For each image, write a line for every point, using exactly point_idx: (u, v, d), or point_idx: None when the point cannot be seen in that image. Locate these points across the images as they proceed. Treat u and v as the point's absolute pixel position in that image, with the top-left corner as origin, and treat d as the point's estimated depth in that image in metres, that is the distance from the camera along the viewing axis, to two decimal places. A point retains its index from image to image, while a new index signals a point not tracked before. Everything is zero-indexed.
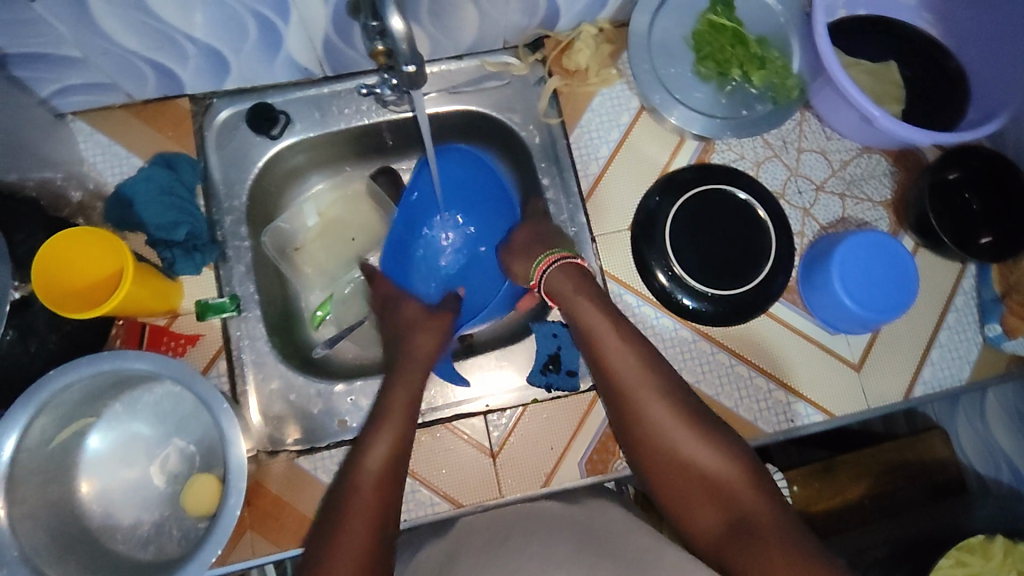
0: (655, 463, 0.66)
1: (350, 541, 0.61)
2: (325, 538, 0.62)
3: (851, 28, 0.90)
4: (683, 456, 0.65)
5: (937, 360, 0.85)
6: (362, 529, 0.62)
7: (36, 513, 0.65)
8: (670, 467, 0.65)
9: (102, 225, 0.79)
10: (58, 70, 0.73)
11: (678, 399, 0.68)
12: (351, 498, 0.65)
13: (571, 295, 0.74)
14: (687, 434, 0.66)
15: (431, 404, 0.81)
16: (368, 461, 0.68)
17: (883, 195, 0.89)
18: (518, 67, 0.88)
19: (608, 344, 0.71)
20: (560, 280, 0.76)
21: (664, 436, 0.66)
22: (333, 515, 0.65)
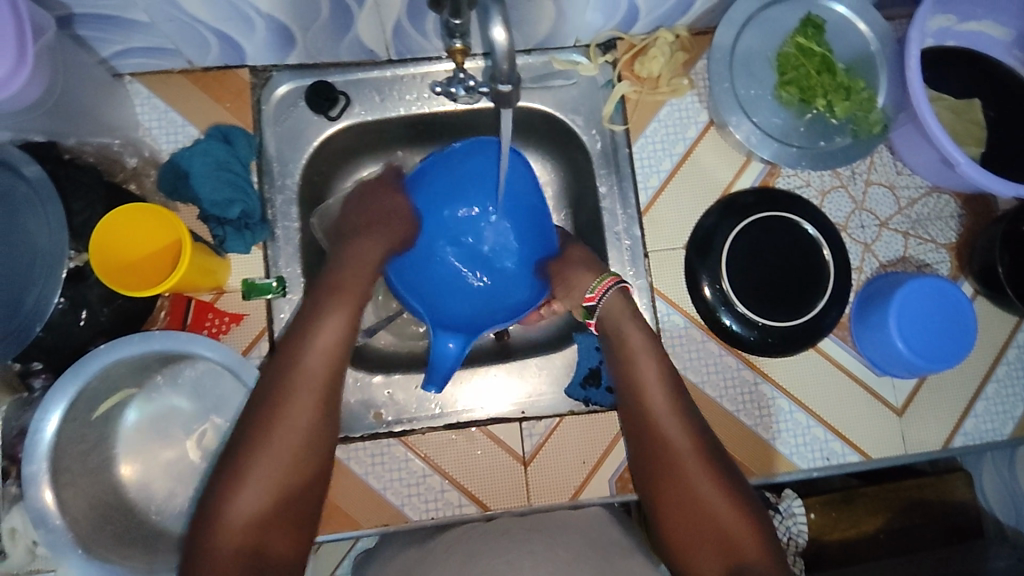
0: (671, 507, 0.66)
1: (282, 436, 0.63)
2: (256, 432, 0.63)
3: (936, 62, 0.86)
4: (705, 512, 0.64)
5: (981, 413, 0.84)
6: (300, 427, 0.63)
7: (77, 481, 0.66)
8: (686, 517, 0.64)
9: (155, 193, 0.79)
10: (122, 34, 0.72)
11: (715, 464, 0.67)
12: (283, 404, 0.64)
13: (623, 316, 0.74)
14: (695, 458, 0.67)
15: (431, 411, 0.81)
16: (310, 365, 0.66)
17: (948, 238, 0.86)
18: (587, 67, 0.85)
19: (643, 371, 0.71)
20: (618, 305, 0.75)
21: (665, 453, 0.67)
22: (268, 405, 0.64)
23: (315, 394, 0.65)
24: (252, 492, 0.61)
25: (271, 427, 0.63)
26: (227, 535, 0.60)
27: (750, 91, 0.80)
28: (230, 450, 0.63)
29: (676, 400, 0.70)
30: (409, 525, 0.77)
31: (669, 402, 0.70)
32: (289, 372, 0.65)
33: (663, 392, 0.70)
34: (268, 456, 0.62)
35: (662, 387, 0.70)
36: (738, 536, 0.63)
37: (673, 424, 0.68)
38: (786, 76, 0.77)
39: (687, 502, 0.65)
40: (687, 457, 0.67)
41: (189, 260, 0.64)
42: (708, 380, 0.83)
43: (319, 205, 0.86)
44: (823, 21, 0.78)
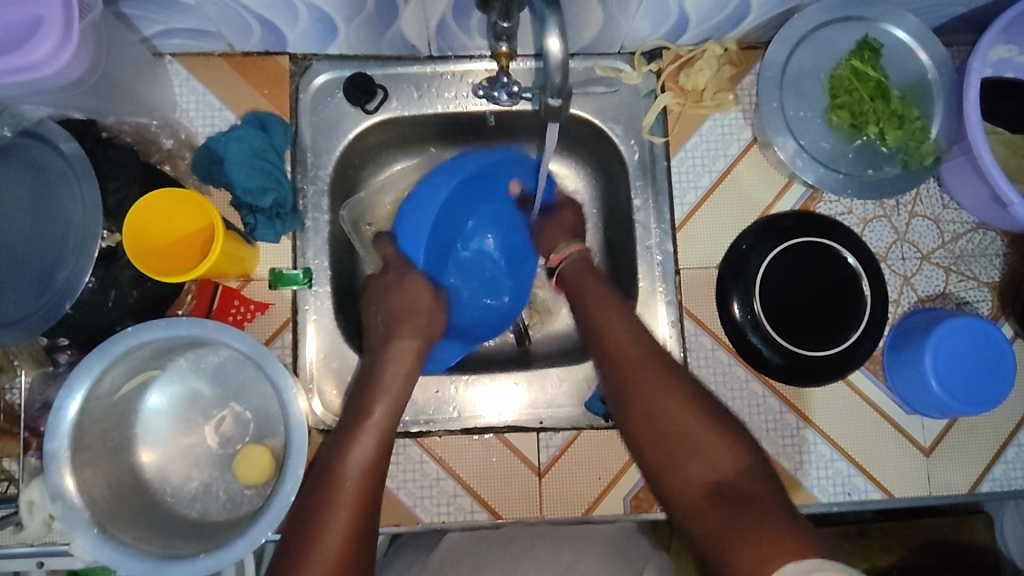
0: (641, 430, 0.63)
1: (339, 512, 0.59)
2: (314, 509, 0.60)
3: (994, 93, 0.83)
4: (672, 425, 0.61)
5: (1011, 459, 0.82)
6: (394, 389, 0.70)
7: (95, 460, 0.66)
8: (658, 435, 0.61)
9: (188, 175, 0.79)
10: (167, 14, 0.71)
11: (674, 377, 0.64)
12: (338, 474, 0.62)
13: (582, 277, 0.77)
14: (672, 394, 0.63)
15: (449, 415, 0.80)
16: (372, 414, 0.67)
17: (991, 276, 0.83)
18: (630, 75, 0.83)
19: (609, 322, 0.70)
20: (577, 265, 0.79)
21: (641, 394, 0.64)
22: (322, 479, 0.62)
23: (368, 456, 0.63)
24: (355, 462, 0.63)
25: (325, 504, 0.60)
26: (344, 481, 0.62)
27: (799, 112, 0.78)
28: (293, 533, 0.59)
29: (646, 348, 0.68)
30: (419, 527, 0.77)
31: (639, 349, 0.67)
32: (345, 437, 0.65)
33: (632, 343, 0.68)
34: (331, 526, 0.59)
35: (617, 326, 0.70)
36: (710, 445, 0.59)
37: (627, 347, 0.68)
38: (838, 99, 0.75)
39: (657, 417, 0.62)
40: (663, 393, 0.63)
41: (216, 256, 0.64)
42: (731, 405, 0.81)
43: (351, 198, 0.85)
44: (880, 45, 0.76)
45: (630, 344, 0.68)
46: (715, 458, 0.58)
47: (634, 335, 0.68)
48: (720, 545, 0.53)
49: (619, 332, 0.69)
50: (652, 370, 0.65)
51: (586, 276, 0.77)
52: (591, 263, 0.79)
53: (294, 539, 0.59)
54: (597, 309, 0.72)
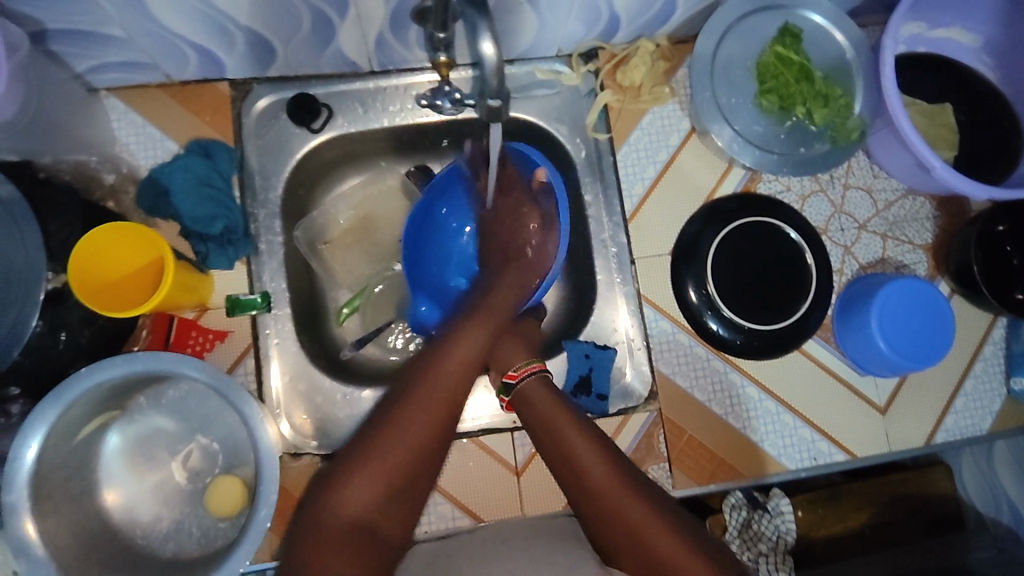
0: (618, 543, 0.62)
1: (404, 423, 0.62)
2: (389, 412, 0.63)
3: (910, 69, 0.89)
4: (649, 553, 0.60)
5: (960, 408, 0.86)
6: (463, 348, 0.69)
7: (60, 509, 0.64)
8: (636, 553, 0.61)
9: (134, 210, 0.77)
10: (98, 49, 0.70)
11: (656, 504, 0.63)
12: (393, 432, 0.62)
13: (545, 400, 0.70)
14: (642, 505, 0.62)
15: None
16: (442, 367, 0.66)
17: (924, 239, 0.88)
18: (569, 76, 0.86)
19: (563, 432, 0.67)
20: (537, 390, 0.71)
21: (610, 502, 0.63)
22: (412, 379, 0.66)
23: (463, 367, 0.67)
24: (410, 417, 0.63)
25: (409, 401, 0.63)
26: (404, 437, 0.62)
27: (731, 100, 0.82)
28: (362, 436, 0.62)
29: (606, 451, 0.66)
30: None
31: (598, 455, 0.65)
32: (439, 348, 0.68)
33: (594, 452, 0.65)
34: (397, 438, 0.61)
35: (582, 446, 0.66)
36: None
37: (592, 464, 0.64)
38: (766, 84, 0.80)
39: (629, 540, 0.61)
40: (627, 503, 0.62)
41: (159, 301, 0.62)
42: (696, 385, 0.83)
43: (305, 217, 0.85)
44: (800, 30, 0.80)
45: (599, 464, 0.64)
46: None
47: (600, 453, 0.65)
48: None
49: (584, 449, 0.65)
50: (612, 477, 0.64)
51: (543, 394, 0.70)
52: (550, 385, 0.72)
53: (359, 445, 0.62)
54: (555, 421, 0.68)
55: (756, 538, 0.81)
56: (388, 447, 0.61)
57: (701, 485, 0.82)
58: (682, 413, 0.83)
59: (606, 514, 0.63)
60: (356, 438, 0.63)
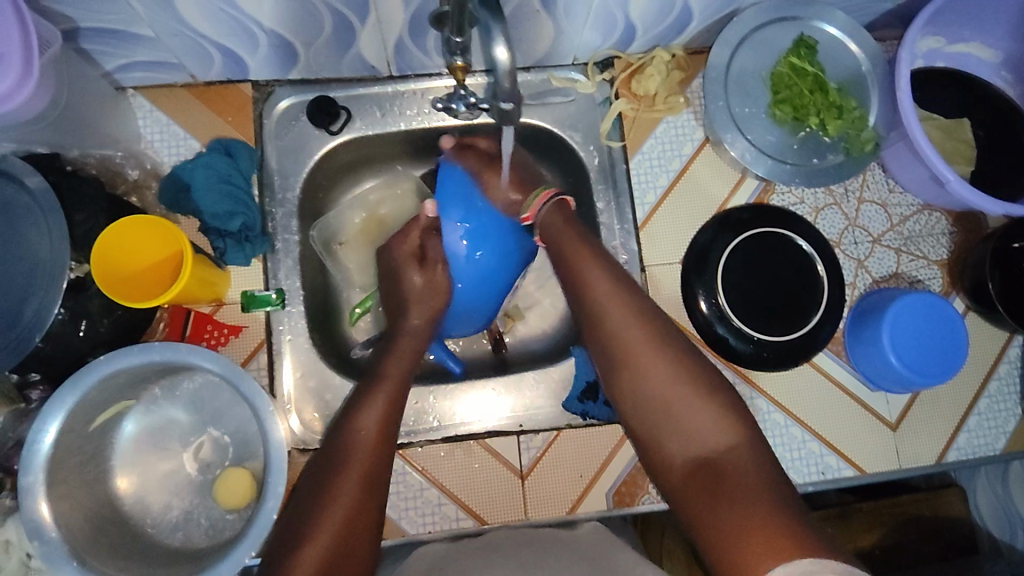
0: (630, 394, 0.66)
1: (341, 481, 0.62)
2: (325, 478, 0.63)
3: (928, 84, 0.89)
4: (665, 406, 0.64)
5: (974, 428, 0.85)
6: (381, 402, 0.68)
7: (74, 493, 0.66)
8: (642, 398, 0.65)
9: (156, 205, 0.79)
10: (128, 48, 0.72)
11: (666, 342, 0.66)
12: (325, 501, 0.61)
13: (561, 232, 0.74)
14: (651, 345, 0.66)
15: (427, 425, 0.80)
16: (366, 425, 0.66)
17: (939, 254, 0.88)
18: (585, 85, 0.87)
19: (583, 272, 0.71)
20: (557, 222, 0.74)
21: (620, 341, 0.67)
22: (329, 460, 0.64)
23: (385, 420, 0.67)
24: (345, 484, 0.62)
25: (338, 473, 0.62)
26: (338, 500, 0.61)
27: (745, 110, 0.83)
28: (303, 504, 0.61)
29: (625, 288, 0.70)
30: (406, 539, 0.77)
31: (616, 296, 0.69)
32: (354, 416, 0.67)
33: (612, 286, 0.69)
34: (337, 497, 0.61)
35: (607, 287, 0.69)
36: (700, 427, 0.62)
37: (615, 309, 0.68)
38: (780, 95, 0.81)
39: (637, 391, 0.66)
40: (636, 341, 0.66)
41: (176, 293, 0.64)
42: None
43: (321, 218, 0.87)
44: (816, 41, 0.81)
45: (625, 307, 0.68)
46: (714, 447, 0.61)
47: (623, 292, 0.69)
48: (706, 519, 0.57)
49: (607, 291, 0.69)
50: (630, 313, 0.68)
51: (563, 225, 0.74)
52: (569, 214, 0.76)
53: (297, 521, 0.60)
54: (580, 258, 0.71)
55: None
56: (328, 512, 0.60)
57: None
58: None
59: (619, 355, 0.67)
60: (289, 518, 0.61)
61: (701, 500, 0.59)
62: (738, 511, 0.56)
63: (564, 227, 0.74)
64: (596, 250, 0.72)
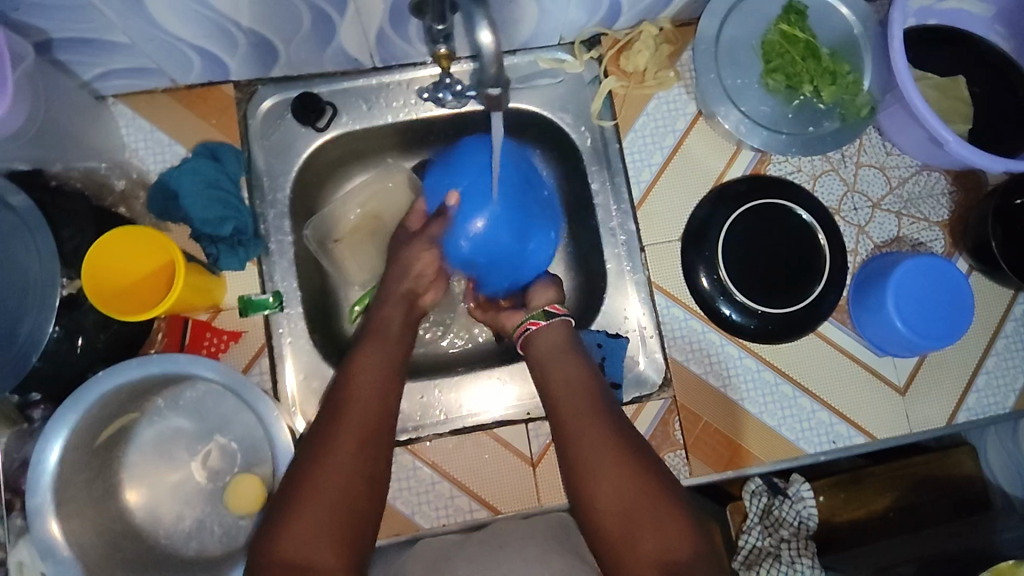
0: (598, 505, 0.63)
1: (327, 462, 0.60)
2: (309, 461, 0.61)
3: (920, 43, 0.87)
4: (635, 510, 0.61)
5: (982, 387, 0.85)
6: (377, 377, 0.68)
7: (84, 510, 0.65)
8: (608, 510, 0.62)
9: (145, 215, 0.78)
10: (103, 56, 0.71)
11: (630, 447, 0.65)
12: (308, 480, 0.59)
13: (554, 351, 0.74)
14: (615, 457, 0.64)
15: (435, 419, 0.80)
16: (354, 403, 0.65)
17: (940, 215, 0.87)
18: (573, 65, 0.85)
19: (560, 377, 0.72)
20: (557, 335, 0.75)
21: (586, 452, 0.65)
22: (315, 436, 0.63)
23: (372, 413, 0.65)
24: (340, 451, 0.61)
25: (322, 454, 0.61)
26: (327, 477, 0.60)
27: (736, 81, 0.82)
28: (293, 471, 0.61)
29: (594, 400, 0.69)
30: (422, 534, 0.77)
31: (587, 407, 0.69)
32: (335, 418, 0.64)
33: (586, 400, 0.69)
34: (325, 486, 0.59)
35: (584, 398, 0.69)
36: (670, 534, 0.60)
37: (590, 424, 0.67)
38: (772, 63, 0.80)
39: (611, 490, 0.63)
40: (603, 449, 0.65)
41: (171, 304, 0.63)
42: (709, 370, 0.83)
43: (313, 217, 0.85)
44: (805, 7, 0.80)
45: (596, 417, 0.67)
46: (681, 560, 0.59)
47: (599, 405, 0.69)
48: None
49: (585, 400, 0.69)
50: (596, 426, 0.66)
51: (559, 344, 0.74)
52: (570, 333, 0.76)
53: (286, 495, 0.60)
54: (558, 371, 0.72)
55: (777, 524, 0.79)
56: (314, 486, 0.59)
57: (718, 472, 0.81)
58: (697, 399, 0.82)
59: (585, 466, 0.64)
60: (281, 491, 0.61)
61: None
62: None
63: (564, 358, 0.73)
64: (579, 361, 0.73)
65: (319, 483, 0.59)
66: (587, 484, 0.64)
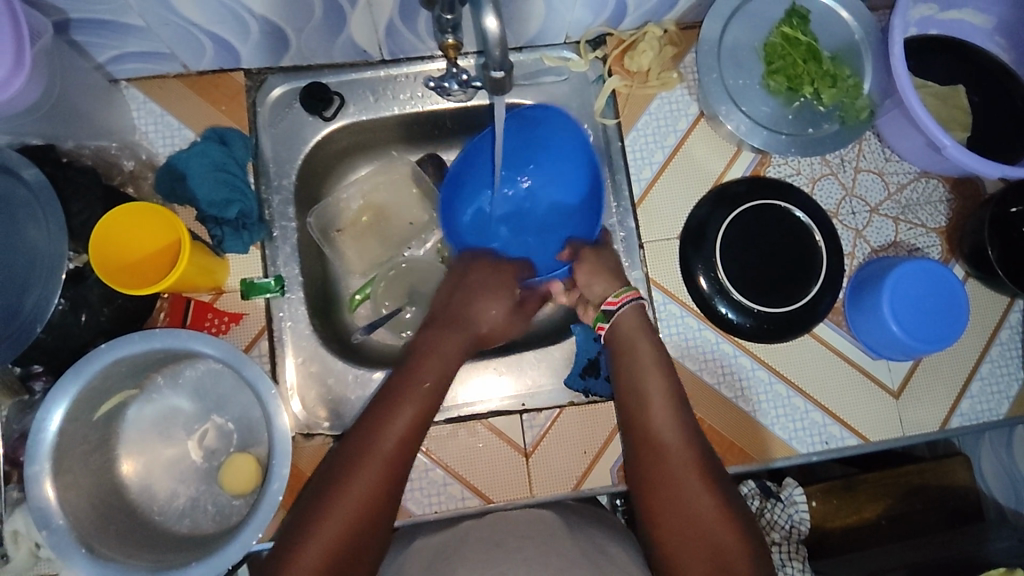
0: (661, 512, 0.66)
1: (355, 481, 0.63)
2: (333, 483, 0.63)
3: (921, 52, 0.88)
4: (702, 532, 0.63)
5: (977, 393, 0.85)
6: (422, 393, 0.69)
7: (80, 481, 0.66)
8: (669, 520, 0.65)
9: (152, 196, 0.80)
10: (118, 39, 0.73)
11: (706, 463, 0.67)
12: (333, 500, 0.62)
13: (636, 346, 0.74)
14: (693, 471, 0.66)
15: None
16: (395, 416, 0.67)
17: (937, 222, 0.88)
18: (577, 63, 0.87)
19: (644, 377, 0.72)
20: (633, 331, 0.75)
21: (666, 460, 0.67)
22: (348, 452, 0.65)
23: (414, 429, 0.67)
24: (365, 472, 0.63)
25: (349, 473, 0.63)
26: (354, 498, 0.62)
27: (738, 82, 0.84)
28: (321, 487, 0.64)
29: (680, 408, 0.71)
30: (413, 520, 0.77)
31: (670, 412, 0.70)
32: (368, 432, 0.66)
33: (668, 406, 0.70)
34: (339, 508, 0.62)
35: (673, 421, 0.70)
36: (730, 553, 0.62)
37: (674, 433, 0.69)
38: (773, 65, 0.81)
39: (676, 501, 0.65)
40: (682, 463, 0.67)
41: (174, 282, 0.64)
42: (704, 367, 0.83)
43: (318, 205, 0.85)
44: (808, 11, 0.82)
45: (678, 426, 0.69)
46: None
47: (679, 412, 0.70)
48: None
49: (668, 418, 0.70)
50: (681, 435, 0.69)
51: (642, 341, 0.74)
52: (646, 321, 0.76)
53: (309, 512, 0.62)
54: (644, 371, 0.72)
55: (768, 527, 0.81)
56: (334, 507, 0.61)
57: None
58: (691, 395, 0.83)
59: (663, 473, 0.67)
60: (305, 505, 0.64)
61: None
62: None
63: (642, 350, 0.74)
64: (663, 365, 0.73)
65: (342, 503, 0.62)
66: (659, 490, 0.66)
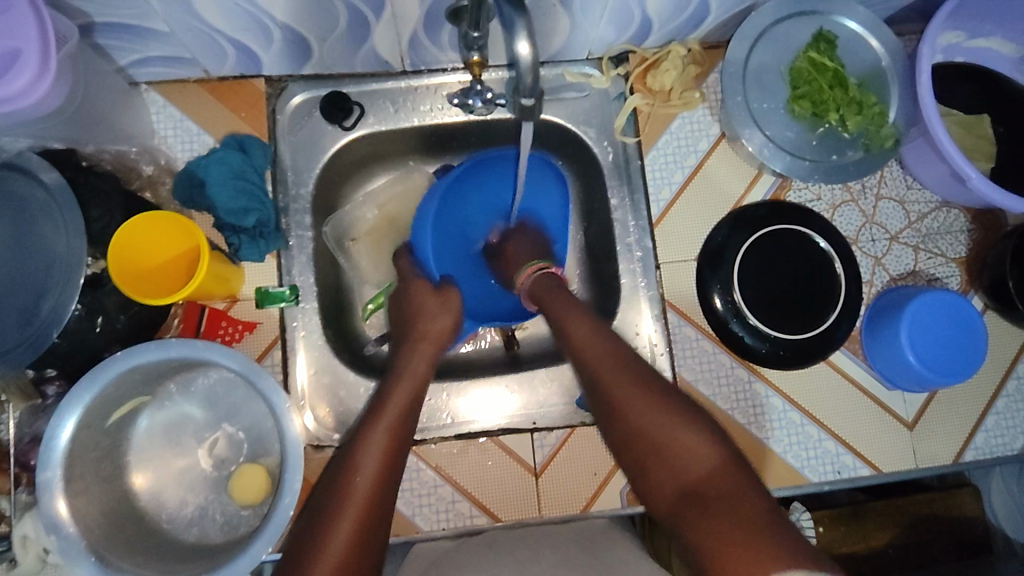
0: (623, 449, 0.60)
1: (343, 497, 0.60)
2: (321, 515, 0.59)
3: (948, 79, 0.87)
4: (656, 444, 0.57)
5: (991, 427, 0.84)
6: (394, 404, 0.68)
7: (91, 487, 0.66)
8: (631, 452, 0.60)
9: (170, 201, 0.79)
10: (141, 44, 0.72)
11: (639, 380, 0.62)
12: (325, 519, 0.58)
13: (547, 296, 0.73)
14: (624, 389, 0.62)
15: (440, 422, 0.81)
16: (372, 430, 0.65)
17: (958, 252, 0.87)
18: (599, 80, 0.86)
19: (558, 319, 0.70)
20: (545, 285, 0.75)
21: (602, 392, 0.63)
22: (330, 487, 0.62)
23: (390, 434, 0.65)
24: (352, 492, 0.60)
25: (333, 493, 0.60)
26: (342, 510, 0.59)
27: (762, 105, 0.83)
28: (311, 528, 0.59)
29: (607, 342, 0.67)
30: (421, 536, 0.77)
31: (593, 342, 0.67)
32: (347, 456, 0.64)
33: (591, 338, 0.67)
34: (335, 531, 0.58)
35: (595, 342, 0.66)
36: (686, 453, 0.56)
37: (601, 365, 0.65)
38: (798, 90, 0.81)
39: (625, 426, 0.60)
40: (614, 391, 0.62)
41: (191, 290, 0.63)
42: (718, 392, 0.83)
43: (333, 215, 0.86)
44: (835, 36, 0.81)
45: (601, 351, 0.66)
46: (705, 469, 0.54)
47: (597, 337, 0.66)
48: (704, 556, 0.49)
49: (602, 359, 0.65)
50: (602, 362, 0.65)
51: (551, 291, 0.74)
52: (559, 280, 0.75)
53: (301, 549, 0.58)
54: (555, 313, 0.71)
55: None
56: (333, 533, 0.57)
57: None
58: None
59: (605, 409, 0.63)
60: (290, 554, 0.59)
61: (712, 547, 0.49)
62: (724, 543, 0.48)
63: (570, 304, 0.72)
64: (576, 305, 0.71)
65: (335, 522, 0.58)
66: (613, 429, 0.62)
